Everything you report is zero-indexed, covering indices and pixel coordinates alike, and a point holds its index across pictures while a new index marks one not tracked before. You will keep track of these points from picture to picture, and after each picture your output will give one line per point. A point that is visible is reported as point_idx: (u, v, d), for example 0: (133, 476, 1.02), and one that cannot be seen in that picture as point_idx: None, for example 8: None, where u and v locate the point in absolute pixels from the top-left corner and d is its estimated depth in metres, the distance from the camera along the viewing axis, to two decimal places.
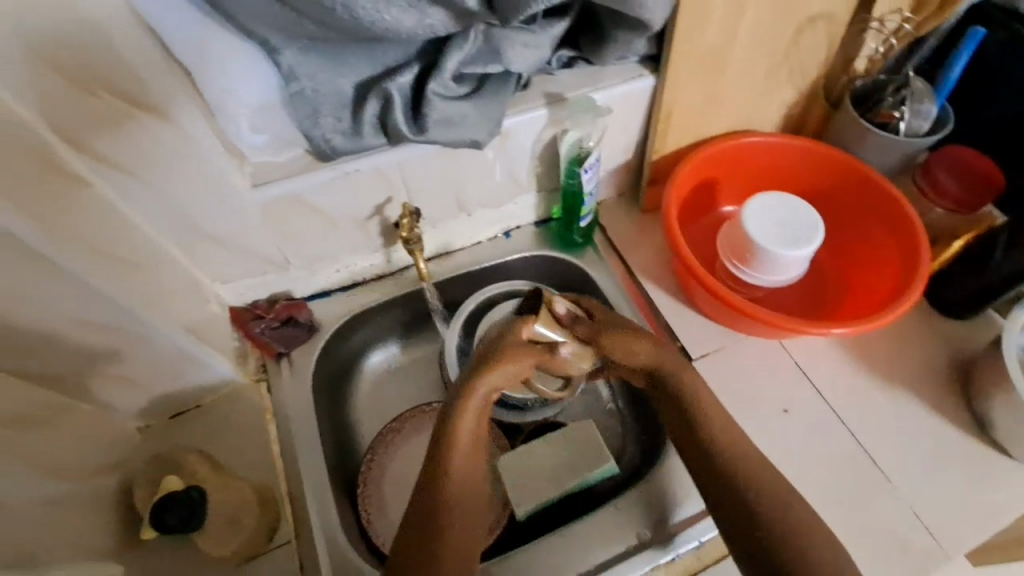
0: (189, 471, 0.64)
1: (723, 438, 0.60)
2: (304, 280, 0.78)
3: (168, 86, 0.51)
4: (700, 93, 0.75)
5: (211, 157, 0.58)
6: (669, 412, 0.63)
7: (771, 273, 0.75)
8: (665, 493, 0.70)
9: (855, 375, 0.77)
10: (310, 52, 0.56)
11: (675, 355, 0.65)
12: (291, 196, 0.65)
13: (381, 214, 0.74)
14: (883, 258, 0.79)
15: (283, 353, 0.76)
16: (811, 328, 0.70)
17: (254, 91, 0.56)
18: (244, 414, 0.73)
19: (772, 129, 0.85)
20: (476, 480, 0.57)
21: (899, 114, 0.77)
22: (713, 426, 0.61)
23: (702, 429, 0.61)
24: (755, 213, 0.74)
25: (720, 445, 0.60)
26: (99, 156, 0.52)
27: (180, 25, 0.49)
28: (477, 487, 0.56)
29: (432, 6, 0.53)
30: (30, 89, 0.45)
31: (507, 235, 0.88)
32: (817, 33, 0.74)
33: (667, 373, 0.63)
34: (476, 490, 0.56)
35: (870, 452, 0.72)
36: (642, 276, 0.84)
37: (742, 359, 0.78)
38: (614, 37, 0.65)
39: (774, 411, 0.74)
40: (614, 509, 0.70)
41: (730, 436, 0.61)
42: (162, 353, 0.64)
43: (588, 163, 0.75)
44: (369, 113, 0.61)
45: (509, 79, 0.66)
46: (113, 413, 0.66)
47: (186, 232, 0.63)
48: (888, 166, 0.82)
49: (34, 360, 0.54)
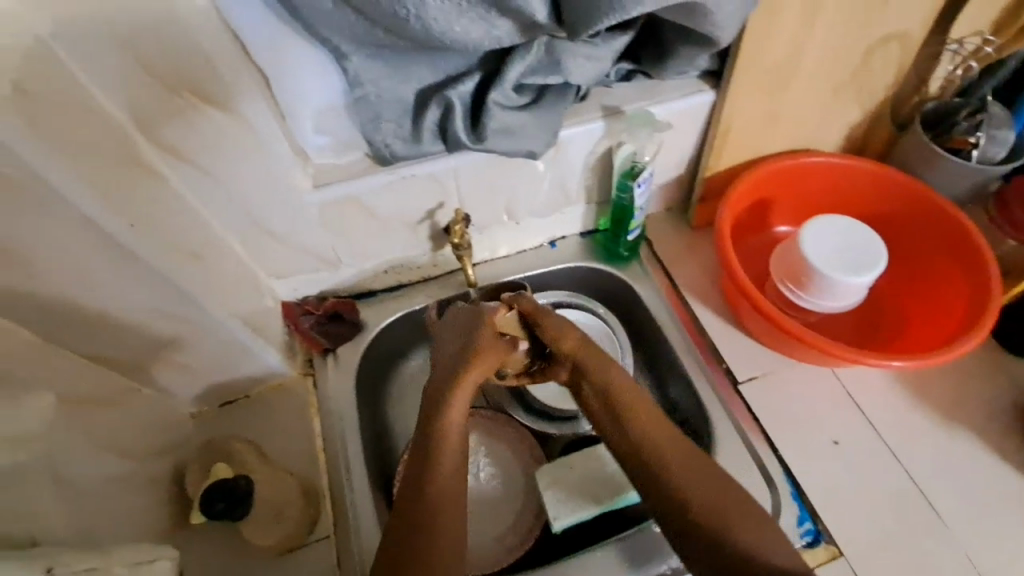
0: (238, 461, 0.66)
1: (655, 441, 0.59)
2: (352, 279, 0.80)
3: (245, 87, 0.53)
4: (761, 111, 0.73)
5: (279, 158, 0.60)
6: (598, 410, 0.63)
7: (828, 299, 0.73)
8: (663, 546, 0.67)
9: (912, 411, 0.73)
10: (377, 59, 0.57)
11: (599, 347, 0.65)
12: (349, 198, 0.67)
13: (432, 219, 0.75)
14: (948, 289, 0.76)
15: (329, 349, 0.78)
16: (868, 359, 0.66)
17: (321, 95, 0.58)
18: (289, 407, 0.75)
19: (833, 149, 0.82)
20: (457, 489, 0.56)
21: (974, 140, 0.73)
22: (646, 431, 0.60)
23: (647, 433, 0.59)
24: (813, 235, 0.72)
25: (656, 449, 0.59)
26: (176, 151, 0.54)
27: (261, 30, 0.52)
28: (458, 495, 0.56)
29: (500, 18, 0.53)
30: (120, 87, 0.47)
31: (552, 245, 0.88)
32: (890, 53, 0.71)
33: (591, 365, 0.63)
34: (459, 484, 0.57)
35: (927, 494, 0.68)
36: (688, 293, 0.83)
37: (790, 386, 0.75)
38: (678, 53, 0.64)
39: (823, 442, 0.72)
40: (615, 546, 0.67)
41: (668, 438, 0.59)
42: (219, 345, 0.66)
43: (640, 178, 0.75)
44: (430, 120, 0.62)
45: (568, 91, 0.66)
46: (169, 399, 0.68)
47: (248, 228, 0.65)
48: (956, 193, 0.78)
49: (105, 345, 0.57)
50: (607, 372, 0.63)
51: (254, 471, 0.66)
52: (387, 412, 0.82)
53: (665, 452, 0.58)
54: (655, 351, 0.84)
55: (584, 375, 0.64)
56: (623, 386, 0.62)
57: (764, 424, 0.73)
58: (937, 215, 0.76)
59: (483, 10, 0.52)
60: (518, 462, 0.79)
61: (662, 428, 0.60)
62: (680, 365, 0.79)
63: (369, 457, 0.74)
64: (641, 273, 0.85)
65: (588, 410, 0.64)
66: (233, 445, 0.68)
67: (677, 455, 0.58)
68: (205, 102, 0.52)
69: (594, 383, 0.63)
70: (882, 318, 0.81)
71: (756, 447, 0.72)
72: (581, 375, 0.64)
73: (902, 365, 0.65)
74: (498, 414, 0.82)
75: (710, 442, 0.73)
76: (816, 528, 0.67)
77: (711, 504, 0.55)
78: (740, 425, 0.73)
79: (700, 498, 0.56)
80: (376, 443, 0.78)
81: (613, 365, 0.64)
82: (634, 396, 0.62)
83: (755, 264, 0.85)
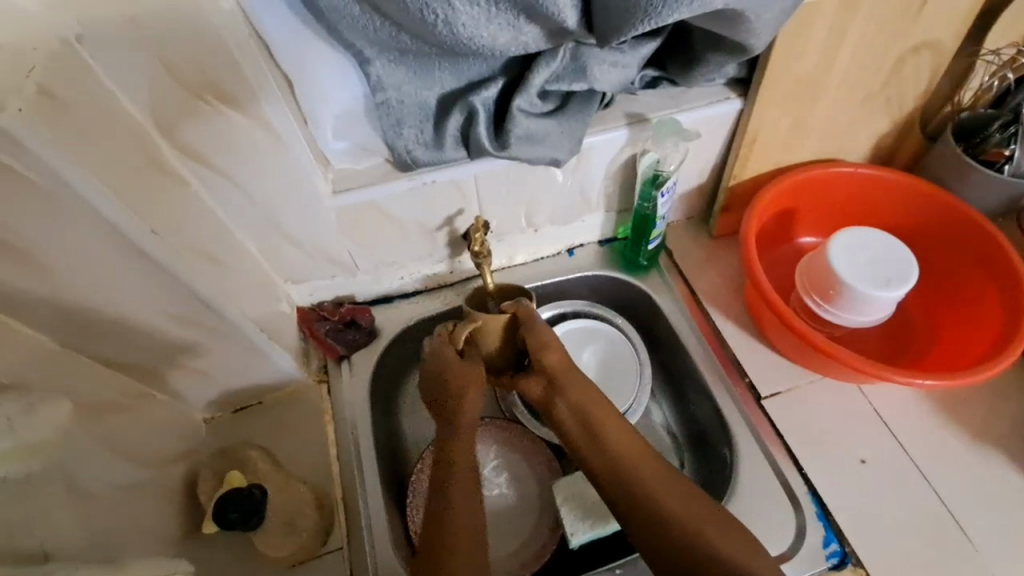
0: (251, 469, 0.65)
1: (625, 458, 0.61)
2: (368, 285, 0.79)
3: (270, 91, 0.53)
4: (788, 120, 0.71)
5: (301, 162, 0.59)
6: (573, 426, 0.65)
7: (856, 313, 0.71)
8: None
9: (941, 430, 0.71)
10: (400, 64, 0.56)
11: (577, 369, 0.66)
12: (369, 203, 0.66)
13: (450, 225, 0.74)
14: (981, 304, 0.74)
15: (345, 355, 0.78)
16: (899, 376, 0.64)
17: (342, 98, 0.57)
18: (304, 413, 0.73)
19: (860, 159, 0.81)
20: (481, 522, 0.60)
21: (1009, 152, 0.71)
22: (616, 448, 0.62)
23: (622, 452, 0.61)
24: (840, 247, 0.71)
25: (629, 466, 0.61)
26: (198, 156, 0.53)
27: (283, 28, 0.51)
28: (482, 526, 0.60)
29: (529, 24, 0.52)
30: (144, 90, 0.47)
31: (570, 253, 0.87)
32: (922, 62, 0.69)
33: (567, 383, 0.66)
34: (473, 503, 0.61)
35: (958, 517, 0.66)
36: (710, 305, 0.81)
37: (815, 402, 0.73)
38: (706, 60, 0.62)
39: (848, 461, 0.70)
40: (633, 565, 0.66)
41: (640, 455, 0.61)
42: (234, 351, 0.65)
43: (664, 188, 0.73)
44: (452, 126, 0.61)
45: (593, 98, 0.64)
46: (184, 404, 0.68)
47: (267, 232, 0.65)
48: (988, 207, 0.76)
49: (123, 351, 0.56)
50: (582, 391, 0.65)
51: (267, 479, 0.65)
52: (401, 420, 0.81)
53: (636, 470, 0.60)
54: (676, 362, 0.82)
55: (559, 389, 0.66)
56: (594, 403, 0.65)
57: (787, 439, 0.71)
58: (968, 228, 0.74)
59: (512, 16, 0.51)
60: (533, 474, 0.78)
61: (635, 446, 0.62)
62: (700, 376, 0.77)
63: (382, 465, 0.73)
64: (660, 283, 0.84)
65: (560, 426, 0.66)
66: (246, 453, 0.67)
67: (650, 473, 0.60)
68: (229, 106, 0.51)
69: (569, 399, 0.65)
70: (908, 333, 0.79)
71: (780, 464, 0.70)
72: (555, 390, 0.66)
73: (933, 383, 0.63)
74: (513, 424, 0.80)
75: (732, 457, 0.72)
76: (842, 550, 0.65)
77: (686, 521, 0.56)
78: (761, 439, 0.72)
79: (676, 513, 0.56)
80: (390, 451, 0.77)
81: (585, 383, 0.66)
82: (606, 413, 0.64)
83: (778, 275, 0.83)
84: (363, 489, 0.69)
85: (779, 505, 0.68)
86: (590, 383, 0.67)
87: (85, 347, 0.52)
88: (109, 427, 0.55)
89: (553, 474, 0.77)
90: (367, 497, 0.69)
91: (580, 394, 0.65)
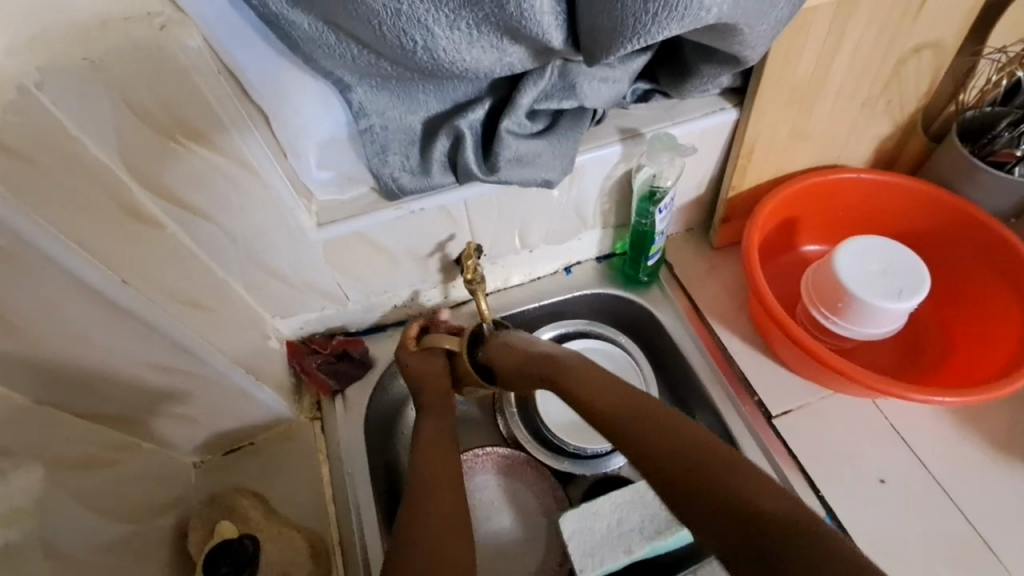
0: (242, 518, 0.64)
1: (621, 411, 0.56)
2: (359, 315, 0.77)
3: (249, 131, 0.51)
4: (786, 128, 0.69)
5: (283, 198, 0.57)
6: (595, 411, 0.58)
7: (867, 325, 0.68)
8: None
9: (962, 444, 0.68)
10: (382, 89, 0.54)
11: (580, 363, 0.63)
12: (356, 234, 0.64)
13: (442, 251, 0.72)
14: (995, 311, 0.72)
15: (338, 389, 0.75)
16: (915, 394, 0.61)
17: (324, 127, 0.55)
18: (299, 453, 0.71)
19: (863, 163, 0.78)
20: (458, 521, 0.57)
21: (1020, 152, 0.68)
22: (606, 403, 0.57)
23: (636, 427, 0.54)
24: (847, 258, 0.68)
25: (624, 420, 0.55)
26: (174, 198, 0.51)
27: (256, 60, 0.49)
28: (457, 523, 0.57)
29: (513, 45, 0.50)
30: (110, 135, 0.44)
31: (568, 271, 0.84)
32: (923, 63, 0.66)
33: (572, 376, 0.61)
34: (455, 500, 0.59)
35: (988, 538, 0.63)
36: (713, 320, 0.78)
37: (829, 419, 0.70)
38: (699, 72, 0.60)
39: (867, 480, 0.67)
40: None
41: (632, 406, 0.56)
42: (220, 394, 0.63)
43: (662, 204, 0.71)
44: (438, 151, 0.59)
45: (584, 115, 0.62)
46: (172, 450, 0.65)
47: (249, 268, 0.62)
48: (998, 209, 0.73)
49: (103, 402, 0.54)
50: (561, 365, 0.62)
51: (259, 527, 0.63)
52: (398, 452, 0.78)
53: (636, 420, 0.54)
54: (681, 380, 0.79)
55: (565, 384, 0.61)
56: (580, 373, 0.61)
57: (801, 459, 0.68)
58: (979, 231, 0.72)
59: (495, 39, 0.48)
60: (539, 504, 0.75)
61: (622, 397, 0.57)
62: (707, 395, 0.75)
63: (378, 502, 0.70)
64: (662, 300, 0.81)
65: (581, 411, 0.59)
66: (237, 499, 0.66)
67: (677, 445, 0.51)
68: (203, 145, 0.49)
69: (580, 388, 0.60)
70: (920, 342, 0.76)
71: (794, 485, 0.67)
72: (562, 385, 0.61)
73: (953, 401, 0.60)
74: (516, 453, 0.77)
75: None
76: None
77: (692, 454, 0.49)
78: (773, 458, 0.69)
79: (675, 451, 0.50)
80: (388, 486, 0.74)
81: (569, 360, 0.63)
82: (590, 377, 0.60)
83: (781, 286, 0.80)
84: (360, 531, 0.67)
85: None
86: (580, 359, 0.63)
87: (62, 404, 0.50)
88: (91, 483, 0.53)
89: (560, 504, 0.74)
90: (365, 539, 0.66)
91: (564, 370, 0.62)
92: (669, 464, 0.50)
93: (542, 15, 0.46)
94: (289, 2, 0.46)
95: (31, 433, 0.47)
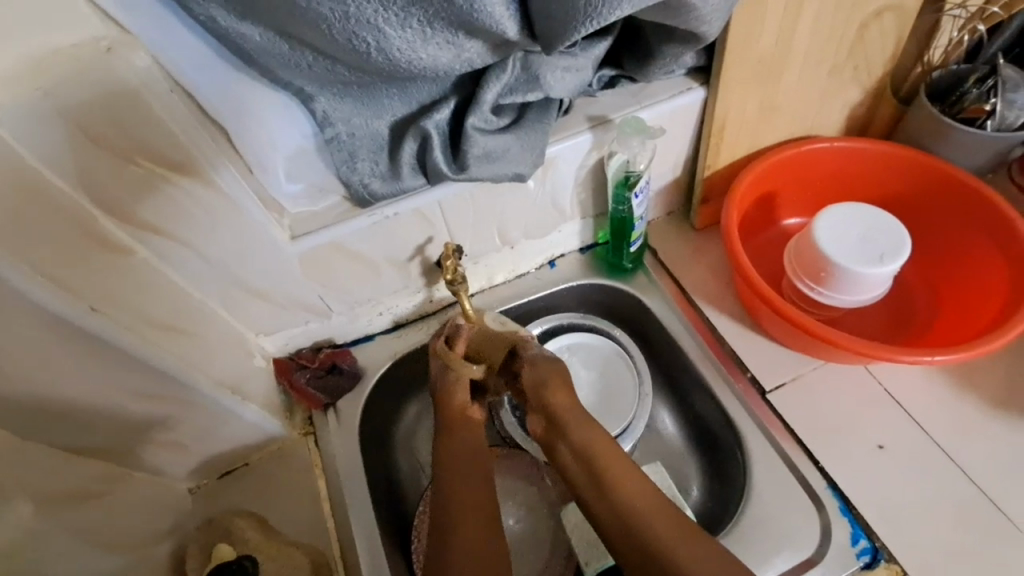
0: (240, 538, 0.63)
1: (635, 502, 0.58)
2: (345, 327, 0.76)
3: (218, 157, 0.52)
4: (755, 103, 0.69)
5: (253, 216, 0.57)
6: (571, 463, 0.63)
7: (852, 293, 0.67)
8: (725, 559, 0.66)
9: (957, 402, 0.68)
10: (344, 96, 0.53)
11: (575, 411, 0.65)
12: (330, 244, 0.63)
13: (422, 254, 0.71)
14: (977, 267, 0.72)
15: (329, 403, 0.75)
16: (905, 356, 0.61)
17: (290, 139, 0.54)
18: (294, 469, 0.71)
19: (836, 131, 0.78)
20: (476, 515, 0.60)
21: (990, 107, 0.68)
22: (625, 507, 0.58)
23: (599, 468, 0.60)
24: (828, 228, 0.68)
25: (590, 451, 0.61)
26: (140, 222, 0.50)
27: (209, 76, 0.48)
28: (480, 518, 0.60)
29: (469, 39, 0.49)
30: (71, 164, 0.44)
31: (552, 265, 0.83)
32: (885, 26, 0.66)
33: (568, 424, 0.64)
34: (476, 493, 0.62)
35: (991, 494, 0.62)
36: (701, 301, 0.78)
37: (824, 388, 0.70)
38: (662, 53, 0.60)
39: (866, 448, 0.66)
40: None
41: (606, 451, 0.61)
42: (207, 416, 0.62)
43: (637, 188, 0.70)
44: (406, 154, 0.58)
45: (550, 106, 0.62)
46: (164, 476, 0.65)
47: (229, 289, 0.62)
48: (975, 165, 0.73)
49: (87, 434, 0.53)
50: (597, 439, 0.62)
51: (258, 548, 0.62)
52: (396, 458, 0.78)
53: (648, 508, 0.57)
54: (674, 365, 0.79)
55: (561, 430, 0.64)
56: (603, 446, 0.62)
57: (799, 434, 0.68)
58: (956, 187, 0.72)
59: (450, 34, 0.48)
60: (542, 500, 0.74)
61: (647, 496, 0.58)
62: (700, 376, 0.74)
63: (378, 513, 0.70)
64: (649, 285, 0.81)
65: (559, 461, 0.64)
66: (233, 521, 0.65)
67: (630, 487, 0.59)
68: (165, 166, 0.49)
69: (569, 438, 0.63)
70: (908, 304, 0.76)
71: (794, 459, 0.67)
72: (557, 429, 0.64)
73: (944, 359, 0.60)
74: (517, 452, 0.77)
75: (745, 460, 0.68)
76: (872, 546, 0.61)
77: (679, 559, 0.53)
78: (772, 437, 0.68)
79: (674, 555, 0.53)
80: (388, 494, 0.74)
81: (593, 425, 0.63)
82: (626, 475, 0.60)
83: (767, 261, 0.80)
84: (362, 542, 0.66)
85: (802, 507, 0.64)
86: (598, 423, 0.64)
87: (46, 439, 0.50)
88: (86, 515, 0.53)
89: (562, 498, 0.74)
90: (367, 550, 0.66)
91: (590, 436, 0.63)
92: (654, 554, 0.54)
93: (493, 7, 0.46)
94: (238, 15, 0.45)
95: (18, 468, 0.46)
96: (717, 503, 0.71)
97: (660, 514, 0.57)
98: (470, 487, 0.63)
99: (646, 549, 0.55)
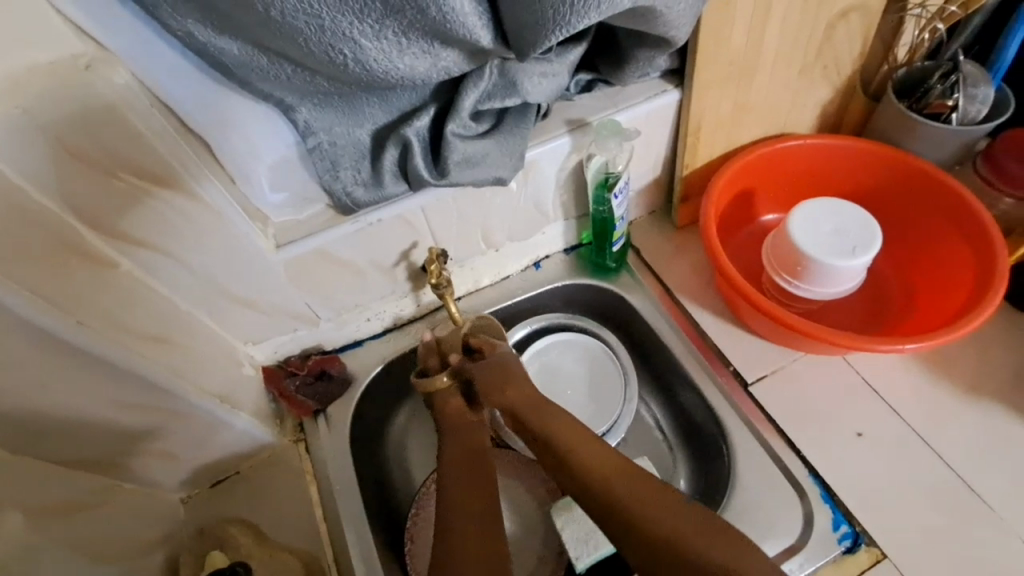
0: (233, 545, 0.65)
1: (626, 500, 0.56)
2: (333, 333, 0.77)
3: (200, 169, 0.53)
4: (728, 104, 0.71)
5: (237, 226, 0.57)
6: (545, 457, 0.64)
7: (828, 285, 0.69)
8: None
9: (933, 389, 0.70)
10: (325, 106, 0.54)
11: (535, 400, 0.67)
12: (316, 252, 0.64)
13: (407, 260, 0.72)
14: (949, 258, 0.74)
15: (319, 409, 0.75)
16: (879, 344, 0.62)
17: (271, 148, 0.55)
18: (284, 476, 0.71)
19: (809, 129, 0.80)
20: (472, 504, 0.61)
21: (952, 102, 0.71)
22: (598, 481, 0.58)
23: (567, 449, 0.62)
24: (795, 220, 0.70)
25: (557, 435, 0.63)
26: (123, 236, 0.51)
27: (192, 92, 0.49)
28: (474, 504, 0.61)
29: (445, 48, 0.50)
30: (53, 180, 0.44)
31: (537, 266, 0.85)
32: (851, 26, 0.68)
33: (533, 417, 0.66)
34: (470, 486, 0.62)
35: (965, 476, 0.64)
36: (683, 297, 0.80)
37: (805, 379, 0.72)
38: (635, 57, 0.62)
39: (846, 436, 0.68)
40: None
41: (572, 434, 0.63)
42: (197, 425, 0.62)
43: (616, 189, 0.71)
44: (389, 160, 0.59)
45: (528, 111, 0.63)
46: (155, 487, 0.65)
47: (215, 299, 0.63)
48: (942, 159, 0.76)
49: (76, 446, 0.54)
50: (562, 425, 0.64)
51: (250, 553, 0.64)
52: (388, 464, 0.78)
53: (642, 503, 0.56)
54: (658, 360, 0.80)
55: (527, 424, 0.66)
56: (568, 430, 0.63)
57: (780, 424, 0.69)
58: (925, 181, 0.74)
59: (426, 44, 0.49)
60: (533, 498, 0.75)
61: (617, 468, 0.59)
62: (684, 371, 0.76)
63: (371, 517, 0.70)
64: (632, 283, 0.82)
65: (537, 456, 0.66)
66: (227, 529, 0.66)
67: (598, 463, 0.60)
68: (146, 180, 0.49)
69: (535, 431, 0.65)
70: (884, 296, 0.78)
71: (775, 449, 0.68)
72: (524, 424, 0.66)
73: (916, 347, 0.62)
74: (508, 450, 0.78)
75: (728, 451, 0.70)
76: (853, 530, 0.63)
77: (660, 519, 0.54)
78: (754, 428, 0.70)
79: (653, 517, 0.54)
80: (380, 498, 0.74)
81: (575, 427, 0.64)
82: (593, 452, 0.61)
83: (747, 257, 0.82)
84: (355, 545, 0.67)
85: (786, 494, 0.66)
86: (561, 412, 0.66)
87: (34, 452, 0.50)
88: (75, 528, 0.53)
89: (552, 496, 0.75)
90: (360, 555, 0.67)
91: (555, 423, 0.64)
92: (635, 522, 0.54)
93: (466, 16, 0.47)
94: (215, 29, 0.46)
95: (10, 482, 0.47)
96: (705, 494, 0.73)
97: (654, 509, 0.55)
98: (471, 500, 0.61)
99: (625, 516, 0.55)
